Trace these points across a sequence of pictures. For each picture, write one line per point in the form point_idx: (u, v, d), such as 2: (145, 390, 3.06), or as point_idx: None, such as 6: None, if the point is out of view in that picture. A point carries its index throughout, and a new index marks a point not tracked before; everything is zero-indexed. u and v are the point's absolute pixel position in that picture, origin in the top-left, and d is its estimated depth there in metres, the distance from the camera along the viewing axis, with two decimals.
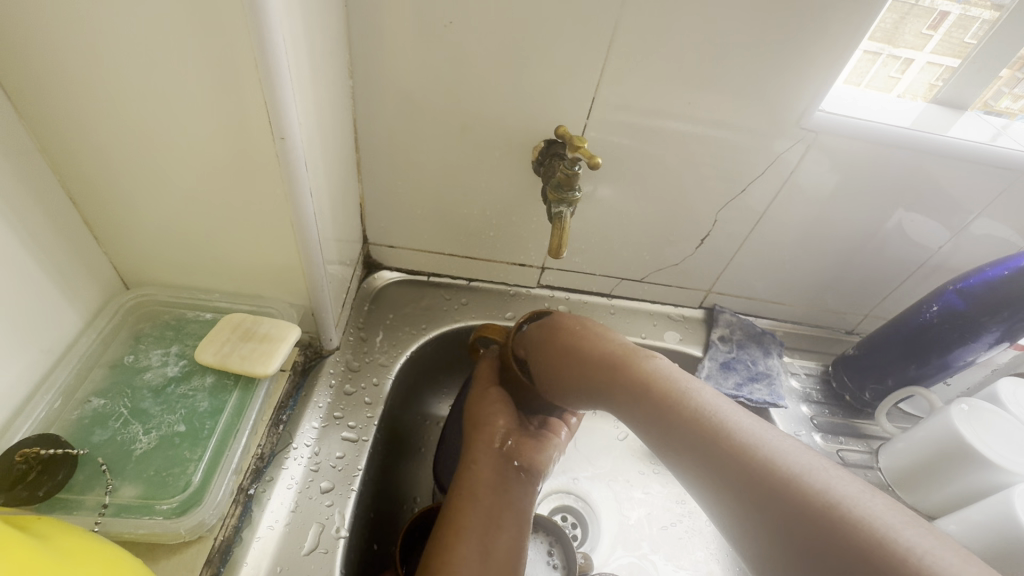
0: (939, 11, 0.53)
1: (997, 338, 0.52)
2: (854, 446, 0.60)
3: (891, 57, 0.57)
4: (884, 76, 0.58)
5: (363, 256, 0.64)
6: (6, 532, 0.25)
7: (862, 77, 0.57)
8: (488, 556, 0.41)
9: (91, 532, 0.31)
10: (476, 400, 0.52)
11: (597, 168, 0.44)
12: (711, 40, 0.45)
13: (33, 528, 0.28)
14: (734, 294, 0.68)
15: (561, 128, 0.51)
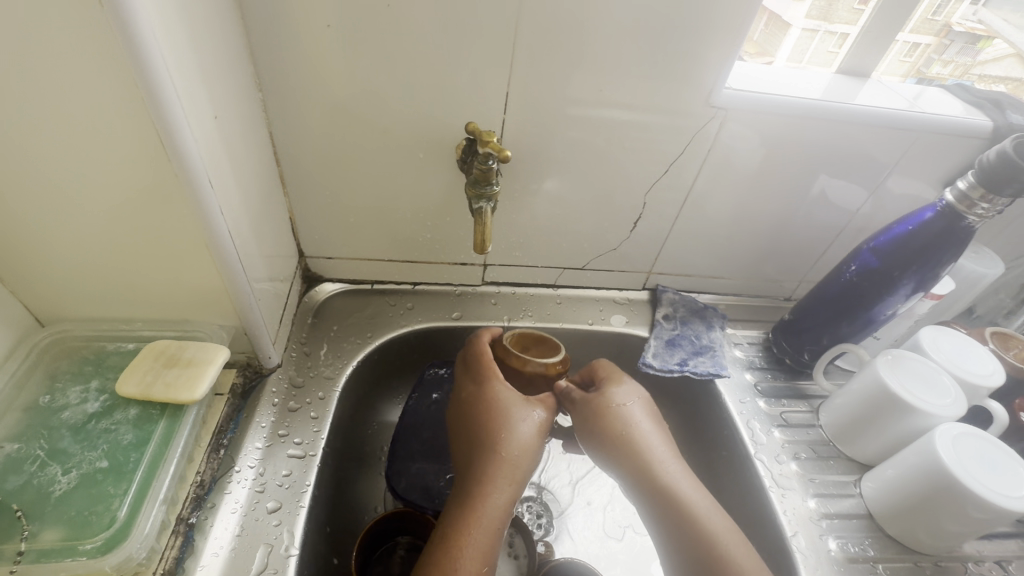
0: None
1: (913, 289, 0.54)
2: (797, 407, 0.62)
3: (829, 33, 0.61)
4: (825, 51, 0.62)
5: (301, 270, 0.63)
6: None
7: (802, 53, 0.62)
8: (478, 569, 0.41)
9: None
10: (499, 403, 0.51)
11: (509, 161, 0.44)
12: (612, 26, 0.46)
13: None
14: (674, 274, 0.70)
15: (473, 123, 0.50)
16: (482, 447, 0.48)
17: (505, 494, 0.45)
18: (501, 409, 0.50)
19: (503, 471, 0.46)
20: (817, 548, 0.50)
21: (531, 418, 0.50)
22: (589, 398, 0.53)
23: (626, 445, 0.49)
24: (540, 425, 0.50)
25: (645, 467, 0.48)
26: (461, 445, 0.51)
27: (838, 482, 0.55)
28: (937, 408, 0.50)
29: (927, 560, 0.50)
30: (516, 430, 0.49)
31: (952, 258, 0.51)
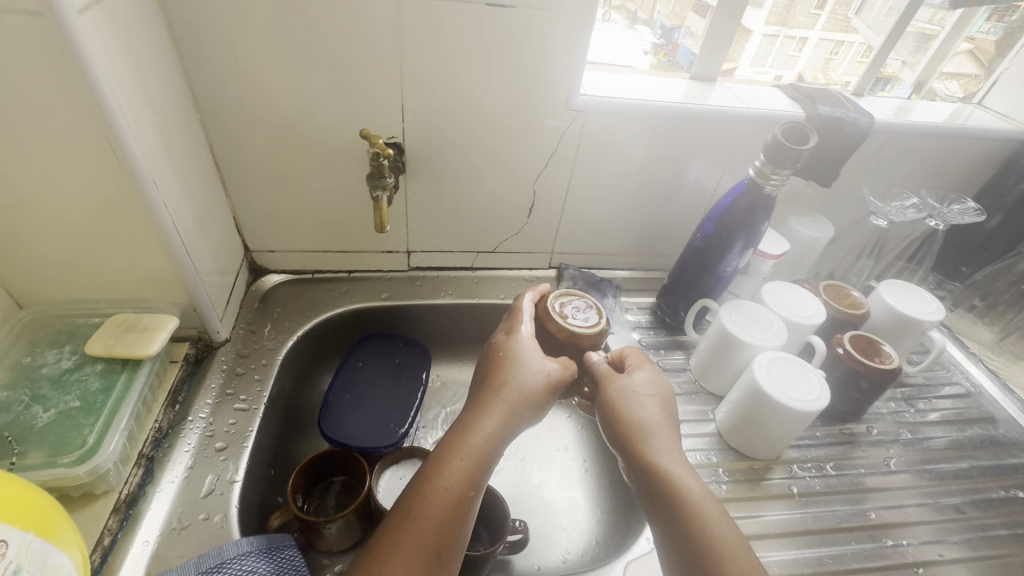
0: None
1: (744, 249, 0.66)
2: (670, 356, 0.74)
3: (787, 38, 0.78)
4: (785, 55, 0.80)
5: (248, 263, 0.74)
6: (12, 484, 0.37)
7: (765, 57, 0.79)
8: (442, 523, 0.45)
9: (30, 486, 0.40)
10: (510, 359, 0.54)
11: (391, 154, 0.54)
12: (477, 50, 0.58)
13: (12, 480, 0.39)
14: (574, 253, 0.82)
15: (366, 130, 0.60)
16: (495, 385, 0.52)
17: (501, 435, 0.50)
18: (517, 362, 0.53)
19: (507, 413, 0.51)
20: None
21: (551, 371, 0.53)
22: (608, 377, 0.56)
23: (632, 425, 0.52)
24: (559, 379, 0.53)
25: (641, 445, 0.51)
26: (477, 384, 0.54)
27: (698, 412, 0.67)
28: (764, 339, 0.63)
29: (760, 463, 0.62)
30: (531, 379, 0.52)
31: (765, 220, 0.63)
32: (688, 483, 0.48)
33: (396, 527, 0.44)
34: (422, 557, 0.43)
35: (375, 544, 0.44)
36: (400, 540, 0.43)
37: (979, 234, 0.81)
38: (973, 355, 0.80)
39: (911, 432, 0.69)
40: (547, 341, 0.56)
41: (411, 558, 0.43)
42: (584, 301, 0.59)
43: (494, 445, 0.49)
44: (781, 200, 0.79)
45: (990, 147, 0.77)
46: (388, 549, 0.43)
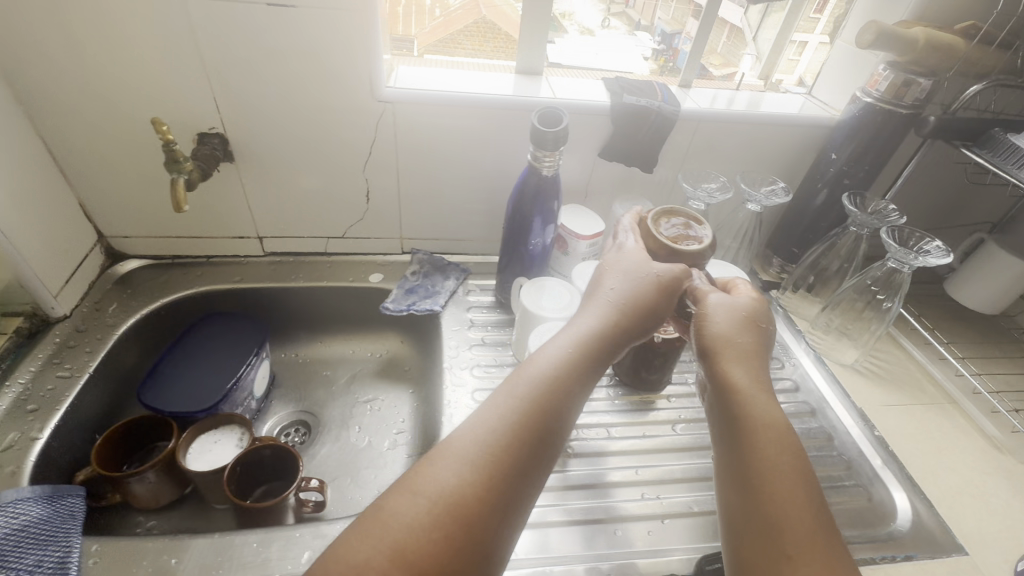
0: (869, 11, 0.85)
1: (545, 225, 0.71)
2: (495, 332, 0.79)
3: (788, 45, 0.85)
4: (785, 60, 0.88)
5: (104, 248, 0.79)
6: None
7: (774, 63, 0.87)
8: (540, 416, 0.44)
9: None
10: (634, 267, 0.56)
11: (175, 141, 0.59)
12: (272, 47, 0.63)
13: None
14: (423, 239, 0.87)
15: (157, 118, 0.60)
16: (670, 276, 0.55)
17: (642, 319, 0.53)
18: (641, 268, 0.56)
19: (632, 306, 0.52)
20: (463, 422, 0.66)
21: (660, 273, 0.55)
22: (701, 295, 0.56)
23: (727, 337, 0.52)
24: (669, 280, 0.54)
25: (716, 361, 0.51)
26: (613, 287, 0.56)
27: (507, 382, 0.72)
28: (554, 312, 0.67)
29: None
30: (643, 282, 0.54)
31: (555, 199, 0.68)
32: (762, 402, 0.48)
33: (507, 405, 0.44)
34: (491, 439, 0.42)
35: (483, 412, 0.44)
36: (490, 419, 0.44)
37: (803, 216, 0.84)
38: (798, 331, 0.84)
39: None
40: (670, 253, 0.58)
41: (508, 438, 0.43)
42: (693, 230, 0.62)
43: (614, 333, 0.51)
44: (611, 185, 0.84)
45: (805, 133, 0.81)
46: (523, 413, 0.44)
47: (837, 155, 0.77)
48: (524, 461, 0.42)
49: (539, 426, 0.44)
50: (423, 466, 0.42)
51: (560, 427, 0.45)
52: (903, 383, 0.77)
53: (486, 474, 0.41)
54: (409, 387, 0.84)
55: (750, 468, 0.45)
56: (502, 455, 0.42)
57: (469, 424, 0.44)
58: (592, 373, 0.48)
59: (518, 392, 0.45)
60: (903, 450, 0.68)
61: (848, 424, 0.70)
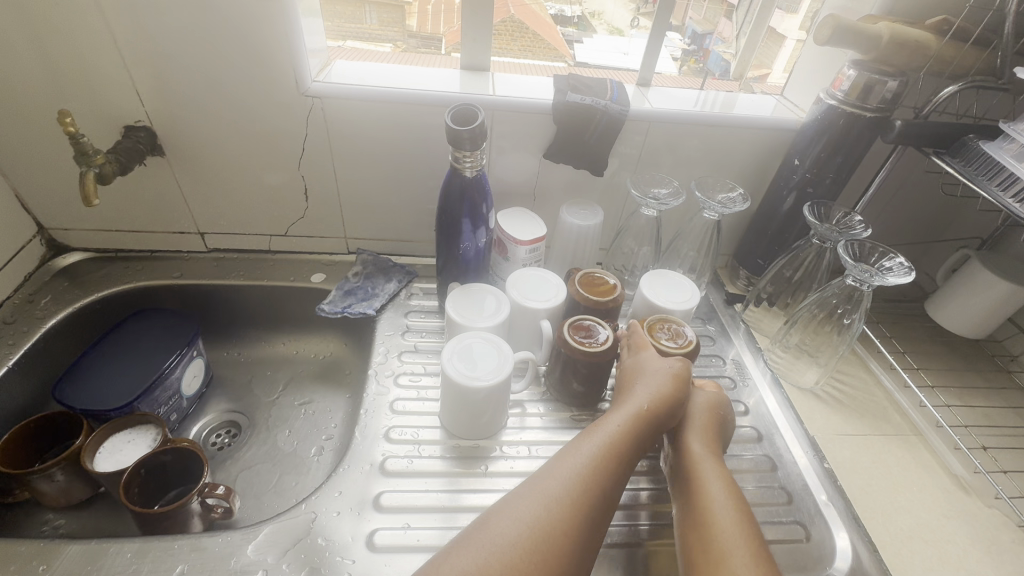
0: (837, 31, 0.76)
1: (475, 228, 0.67)
2: (430, 338, 0.76)
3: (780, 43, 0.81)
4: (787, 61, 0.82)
5: (45, 240, 0.79)
6: None
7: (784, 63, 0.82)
8: (618, 473, 0.48)
9: None
10: (647, 353, 0.61)
11: (78, 134, 0.58)
12: (188, 38, 0.62)
13: None
14: (369, 239, 0.85)
15: (69, 115, 0.58)
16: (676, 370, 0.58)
17: (676, 403, 0.56)
18: (648, 353, 0.61)
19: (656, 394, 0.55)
20: (376, 435, 0.63)
21: (677, 367, 0.58)
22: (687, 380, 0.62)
23: (693, 419, 0.58)
24: (683, 372, 0.58)
25: (682, 434, 0.57)
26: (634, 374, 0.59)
27: (432, 392, 0.68)
28: (475, 319, 0.64)
29: (469, 443, 0.63)
30: (658, 369, 0.58)
31: (483, 200, 0.65)
32: (711, 466, 0.54)
33: (593, 446, 0.49)
34: (577, 483, 0.46)
35: (576, 457, 0.48)
36: (595, 450, 0.49)
37: (768, 226, 0.78)
38: (758, 349, 0.78)
39: None
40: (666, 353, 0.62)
41: (611, 482, 0.47)
42: (680, 329, 0.66)
43: (655, 412, 0.54)
44: (560, 189, 0.80)
45: (770, 138, 0.76)
46: (608, 459, 0.48)
47: (801, 161, 0.71)
48: (605, 505, 0.46)
49: (620, 478, 0.48)
50: (539, 480, 0.46)
51: (613, 493, 0.47)
52: (867, 410, 0.70)
53: (592, 507, 0.45)
54: (345, 392, 0.81)
55: (703, 523, 0.49)
56: (597, 491, 0.46)
57: (590, 450, 0.49)
58: (637, 448, 0.52)
59: (597, 442, 0.49)
60: (854, 486, 0.62)
61: (797, 454, 0.65)
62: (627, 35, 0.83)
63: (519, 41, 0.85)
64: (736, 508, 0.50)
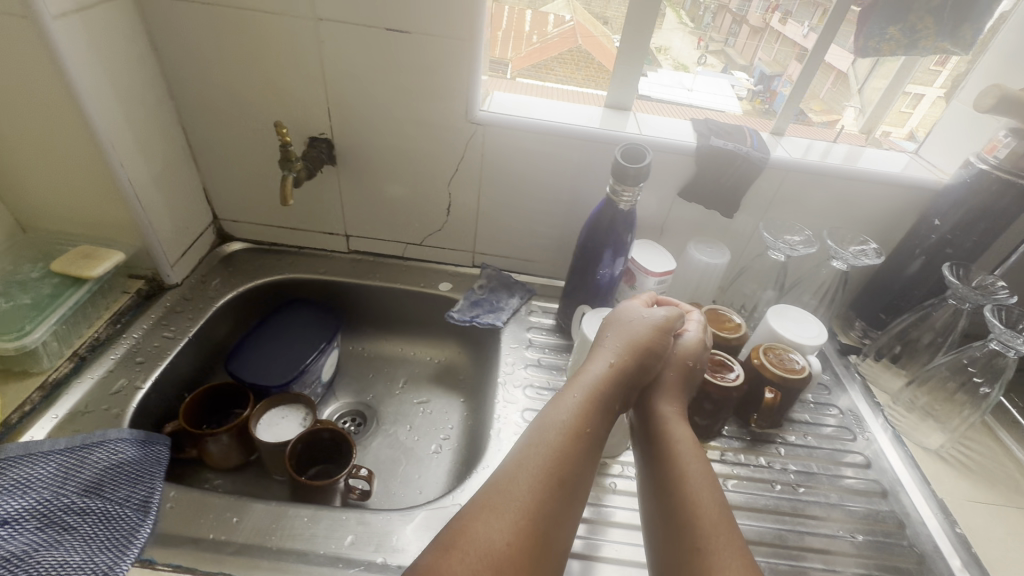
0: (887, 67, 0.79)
1: (615, 256, 0.71)
2: (553, 355, 0.80)
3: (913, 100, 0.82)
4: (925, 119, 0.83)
5: (217, 229, 0.89)
6: None
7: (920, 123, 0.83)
8: (549, 452, 0.48)
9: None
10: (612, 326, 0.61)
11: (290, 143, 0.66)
12: (383, 65, 0.69)
13: None
14: (495, 255, 0.91)
15: (284, 126, 0.66)
16: (620, 335, 0.59)
17: (633, 371, 0.56)
18: (610, 325, 0.62)
19: (620, 371, 0.56)
20: (509, 439, 0.67)
21: (635, 338, 0.58)
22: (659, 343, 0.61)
23: (667, 384, 0.59)
24: (638, 340, 0.58)
25: (651, 403, 0.58)
26: (594, 346, 0.60)
27: None
28: None
29: None
30: (616, 337, 0.59)
31: (628, 231, 0.68)
32: (677, 429, 0.55)
33: (540, 429, 0.50)
34: (544, 472, 0.46)
35: (541, 441, 0.48)
36: (559, 435, 0.49)
37: (896, 282, 0.79)
38: (876, 404, 0.77)
39: (766, 460, 0.69)
40: (626, 316, 0.62)
41: (574, 461, 0.48)
42: (788, 355, 0.71)
43: (617, 380, 0.55)
44: (686, 225, 0.83)
45: (907, 195, 0.77)
46: (558, 443, 0.48)
47: (941, 222, 0.72)
48: (571, 483, 0.47)
49: (587, 453, 0.49)
50: (500, 472, 0.47)
51: (566, 470, 0.47)
52: (996, 480, 0.69)
53: (551, 489, 0.46)
54: (461, 397, 0.86)
55: (678, 492, 0.50)
56: (564, 473, 0.47)
57: (551, 435, 0.49)
58: (591, 419, 0.52)
59: (550, 428, 0.50)
60: (989, 555, 0.60)
61: (926, 514, 0.64)
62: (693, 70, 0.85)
63: (582, 72, 0.83)
64: (704, 471, 0.51)
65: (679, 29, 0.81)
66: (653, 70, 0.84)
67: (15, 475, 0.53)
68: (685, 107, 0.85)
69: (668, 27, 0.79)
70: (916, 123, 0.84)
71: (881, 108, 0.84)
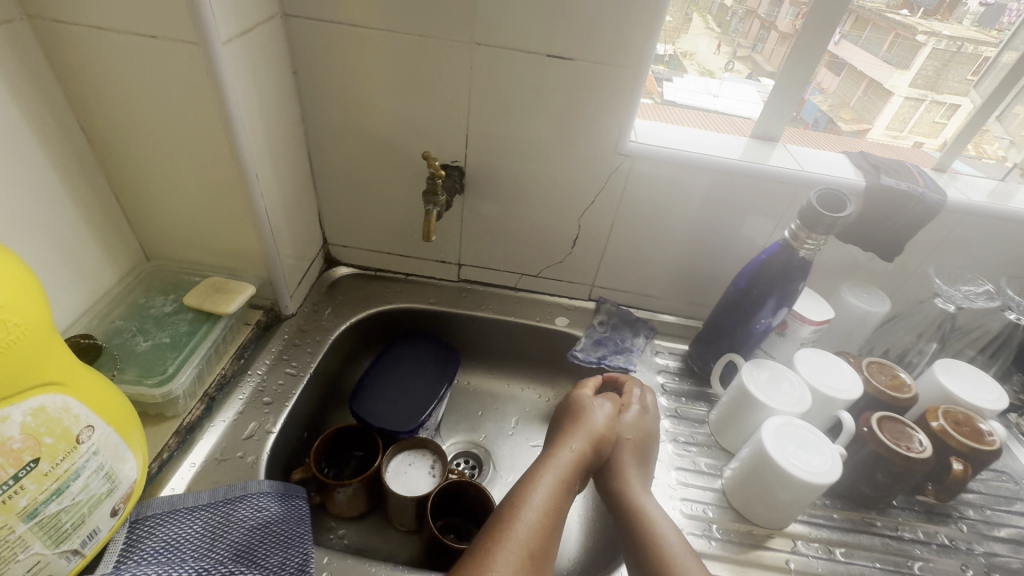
0: (980, 58, 0.72)
1: (778, 305, 0.66)
2: (692, 405, 0.74)
3: None
4: None
5: (325, 253, 0.86)
6: (110, 403, 0.45)
7: None
8: (528, 525, 0.50)
9: (123, 395, 0.48)
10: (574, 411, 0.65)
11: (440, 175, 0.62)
12: (534, 92, 0.65)
13: (116, 414, 0.46)
14: (615, 289, 0.85)
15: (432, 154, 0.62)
16: (574, 421, 0.63)
17: (591, 460, 0.60)
18: (580, 407, 0.65)
19: (582, 453, 0.59)
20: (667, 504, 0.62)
21: (597, 423, 0.62)
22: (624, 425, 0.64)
23: (623, 461, 0.61)
24: (603, 425, 0.62)
25: (610, 481, 0.60)
26: (561, 432, 0.63)
27: (710, 466, 0.66)
28: (779, 403, 0.62)
29: (763, 531, 0.60)
30: (595, 421, 0.62)
31: (801, 281, 0.63)
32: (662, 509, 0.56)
33: (516, 513, 0.51)
34: (523, 547, 0.48)
35: (517, 519, 0.50)
36: (536, 513, 0.52)
37: None
38: None
39: (949, 538, 0.63)
40: (582, 403, 0.65)
41: (549, 539, 0.50)
42: (978, 425, 0.63)
43: (578, 462, 0.58)
44: (834, 266, 0.77)
45: None
46: (536, 519, 0.51)
47: None
48: (544, 558, 0.49)
49: (558, 533, 0.52)
50: (483, 544, 0.49)
51: (536, 544, 0.49)
52: None
53: (536, 564, 0.48)
54: None
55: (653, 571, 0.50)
56: (546, 549, 0.50)
57: (534, 513, 0.51)
58: (556, 499, 0.54)
59: (534, 505, 0.52)
60: None
61: None
62: (719, 77, 0.80)
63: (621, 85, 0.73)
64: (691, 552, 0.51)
65: (705, 35, 0.77)
66: (679, 76, 0.80)
67: (164, 536, 0.50)
68: (712, 115, 0.79)
69: (693, 32, 0.76)
70: (951, 133, 0.76)
71: (904, 119, 0.77)
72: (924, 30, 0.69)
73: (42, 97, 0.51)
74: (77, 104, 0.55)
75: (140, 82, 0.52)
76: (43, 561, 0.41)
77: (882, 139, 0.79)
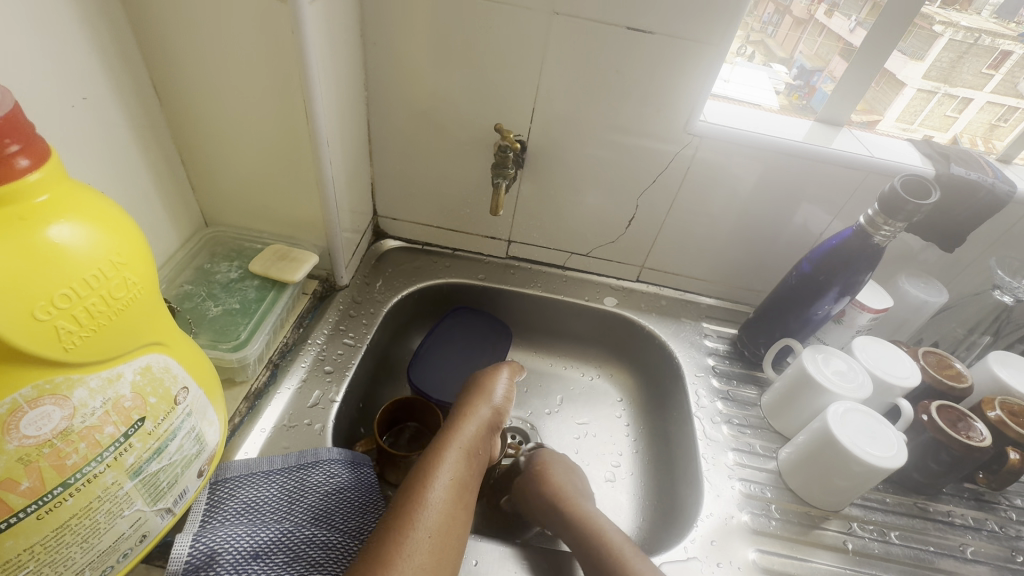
0: (999, 52, 0.71)
1: (840, 293, 0.66)
2: (743, 388, 0.74)
3: None
4: None
5: (374, 225, 0.85)
6: (204, 369, 0.46)
7: None
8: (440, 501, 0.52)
9: (210, 367, 0.48)
10: (469, 393, 0.66)
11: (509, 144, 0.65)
12: (608, 69, 0.64)
13: (208, 382, 0.46)
14: (663, 271, 0.85)
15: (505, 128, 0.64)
16: (472, 400, 0.65)
17: (488, 433, 0.62)
18: (476, 390, 0.67)
19: (483, 423, 0.62)
20: (724, 483, 0.63)
21: (495, 405, 0.64)
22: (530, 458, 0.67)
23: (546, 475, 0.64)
24: (498, 412, 0.64)
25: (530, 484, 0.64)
26: (463, 404, 0.65)
27: (764, 447, 0.67)
28: (840, 387, 0.62)
29: (820, 513, 0.61)
30: (493, 404, 0.64)
31: (868, 271, 0.64)
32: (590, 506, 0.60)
33: (423, 492, 0.52)
34: (438, 523, 0.50)
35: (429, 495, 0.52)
36: (443, 489, 0.53)
37: None
38: None
39: (998, 525, 0.64)
40: (482, 386, 0.67)
41: (459, 512, 0.53)
42: None
43: (479, 439, 0.60)
44: (891, 255, 0.77)
45: None
46: (451, 500, 0.53)
47: None
48: (458, 528, 0.51)
49: (467, 502, 0.54)
50: (390, 523, 0.49)
51: (455, 521, 0.51)
52: None
53: (449, 535, 0.50)
54: (625, 420, 0.81)
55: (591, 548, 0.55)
56: (459, 518, 0.52)
57: (441, 490, 0.53)
58: (465, 475, 0.56)
59: (445, 485, 0.53)
60: None
61: None
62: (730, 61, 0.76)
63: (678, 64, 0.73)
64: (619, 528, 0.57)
65: None
66: None
67: (244, 497, 0.49)
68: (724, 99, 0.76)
69: None
70: (960, 128, 0.78)
71: (915, 111, 0.76)
72: (942, 19, 0.67)
73: (121, 54, 0.50)
74: (150, 63, 0.53)
75: (222, 42, 0.51)
76: (144, 517, 0.41)
77: (894, 130, 0.77)
